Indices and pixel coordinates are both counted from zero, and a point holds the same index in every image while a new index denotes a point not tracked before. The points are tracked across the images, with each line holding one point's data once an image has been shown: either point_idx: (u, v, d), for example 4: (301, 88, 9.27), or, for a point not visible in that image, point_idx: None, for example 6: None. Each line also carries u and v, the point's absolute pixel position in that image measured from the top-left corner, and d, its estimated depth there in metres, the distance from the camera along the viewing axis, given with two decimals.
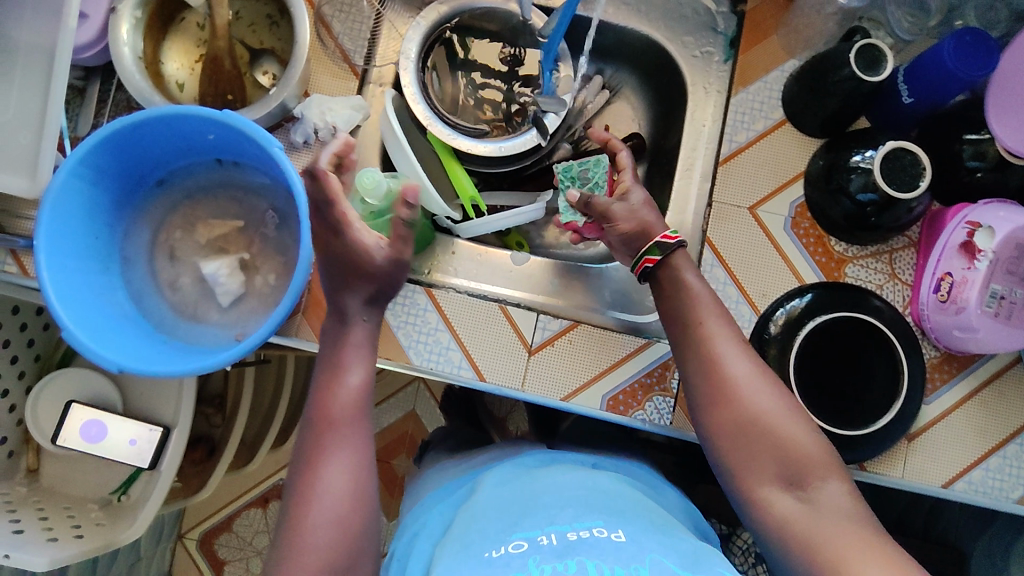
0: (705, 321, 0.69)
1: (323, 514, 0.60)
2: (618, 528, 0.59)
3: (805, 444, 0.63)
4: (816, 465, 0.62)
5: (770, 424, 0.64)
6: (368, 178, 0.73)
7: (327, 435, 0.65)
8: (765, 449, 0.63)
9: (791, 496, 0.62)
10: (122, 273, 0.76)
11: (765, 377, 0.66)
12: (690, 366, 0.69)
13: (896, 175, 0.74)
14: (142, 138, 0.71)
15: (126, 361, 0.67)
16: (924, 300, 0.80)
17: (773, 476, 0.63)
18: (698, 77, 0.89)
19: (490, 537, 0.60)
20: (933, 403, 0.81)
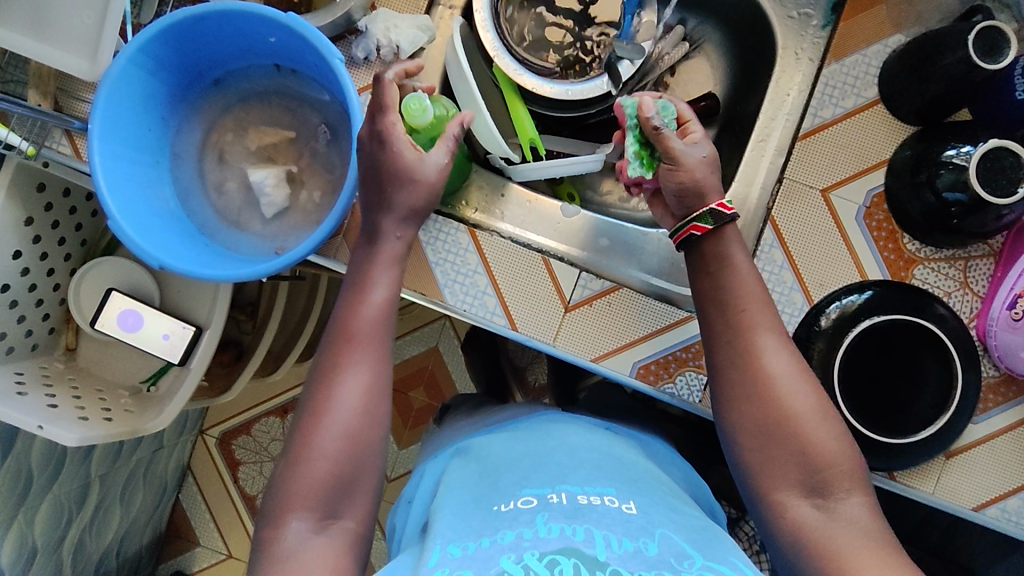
0: (750, 305, 0.66)
1: (328, 444, 0.60)
2: (629, 500, 0.57)
3: (827, 448, 0.62)
4: (843, 475, 0.61)
5: (802, 425, 0.62)
6: (414, 103, 0.66)
7: (347, 364, 0.62)
8: (790, 450, 0.62)
9: (810, 502, 0.61)
10: (172, 169, 0.75)
11: (805, 378, 0.64)
12: (721, 356, 0.66)
13: (993, 177, 0.68)
14: (203, 32, 0.68)
15: (166, 258, 0.66)
16: (993, 314, 0.74)
17: (796, 482, 0.61)
18: (791, 40, 0.82)
19: (500, 493, 0.59)
20: (980, 423, 0.76)
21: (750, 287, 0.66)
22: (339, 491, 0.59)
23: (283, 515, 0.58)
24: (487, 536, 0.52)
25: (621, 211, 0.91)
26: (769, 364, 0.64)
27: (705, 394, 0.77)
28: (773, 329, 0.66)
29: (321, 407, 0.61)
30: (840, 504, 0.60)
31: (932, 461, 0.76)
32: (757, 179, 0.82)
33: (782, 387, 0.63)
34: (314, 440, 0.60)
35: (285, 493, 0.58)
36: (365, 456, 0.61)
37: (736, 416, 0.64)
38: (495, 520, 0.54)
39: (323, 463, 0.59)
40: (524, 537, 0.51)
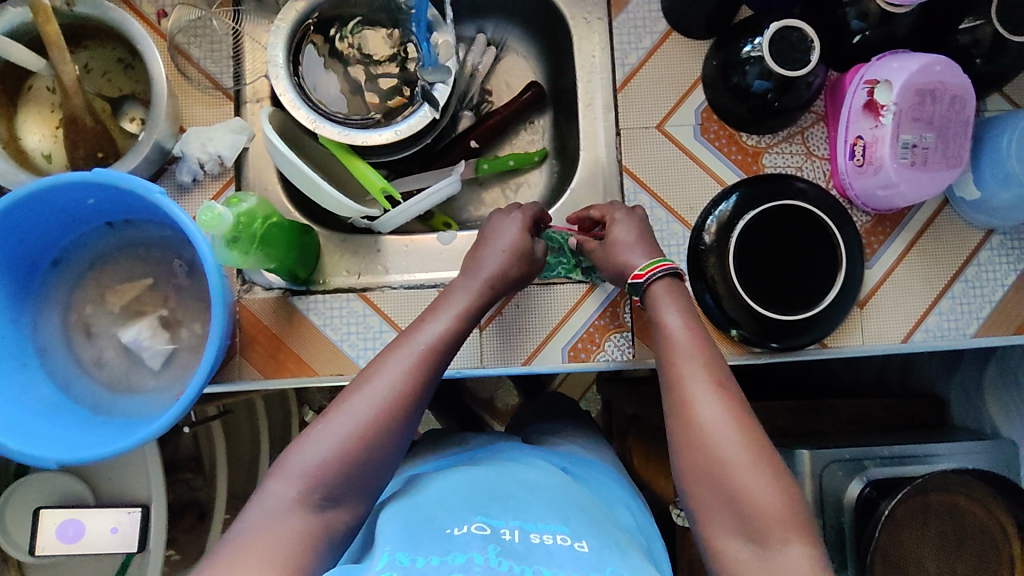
0: (678, 359, 0.63)
1: (348, 424, 0.59)
2: (582, 537, 0.57)
3: (763, 498, 0.55)
4: (777, 523, 0.55)
5: (735, 474, 0.56)
6: (207, 212, 0.61)
7: (393, 362, 0.62)
8: (723, 497, 0.57)
9: (745, 543, 0.55)
10: (42, 364, 0.71)
11: (743, 428, 0.58)
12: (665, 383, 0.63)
13: (787, 54, 0.74)
14: (17, 222, 0.66)
15: (64, 455, 0.63)
16: (843, 168, 0.80)
17: (733, 527, 0.56)
18: (577, 9, 0.86)
19: (451, 515, 0.58)
20: (875, 266, 0.83)
21: (675, 343, 0.64)
22: (339, 476, 0.58)
23: (276, 474, 0.57)
24: (438, 555, 0.53)
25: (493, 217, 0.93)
26: (701, 413, 0.59)
27: (636, 347, 0.80)
28: (706, 373, 0.61)
29: (353, 391, 0.61)
30: (778, 553, 0.54)
31: (851, 314, 0.82)
32: (600, 140, 0.86)
33: (734, 417, 0.59)
34: (336, 416, 0.59)
35: (291, 455, 0.58)
36: (379, 453, 0.60)
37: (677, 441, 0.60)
38: (447, 543, 0.54)
39: (330, 443, 0.58)
40: (474, 562, 0.52)
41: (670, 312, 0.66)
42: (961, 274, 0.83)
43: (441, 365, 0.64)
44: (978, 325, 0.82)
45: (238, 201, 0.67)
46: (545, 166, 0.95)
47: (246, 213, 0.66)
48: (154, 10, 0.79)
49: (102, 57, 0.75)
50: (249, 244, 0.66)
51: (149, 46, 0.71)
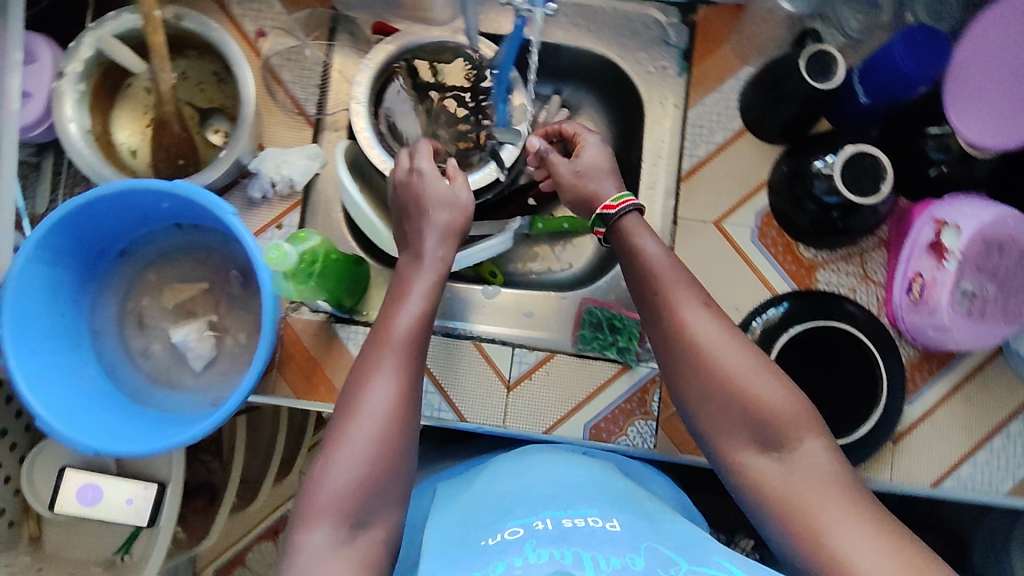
0: (669, 287, 0.65)
1: (356, 465, 0.57)
2: (612, 517, 0.57)
3: (774, 401, 0.59)
4: (792, 422, 0.59)
5: (737, 384, 0.60)
6: (274, 251, 0.64)
7: (379, 370, 0.61)
8: (732, 409, 0.60)
9: (768, 456, 0.59)
10: (94, 346, 0.75)
11: (735, 338, 0.62)
12: (652, 328, 0.66)
13: (860, 179, 0.74)
14: (97, 213, 0.70)
15: (99, 442, 0.65)
16: (897, 300, 0.78)
17: (749, 440, 0.60)
18: (655, 92, 0.86)
19: (490, 522, 0.58)
20: (915, 402, 0.81)
21: (660, 270, 0.66)
22: (366, 497, 0.57)
23: (305, 524, 0.56)
24: (482, 565, 0.52)
25: (539, 274, 0.95)
26: (694, 330, 0.62)
27: (658, 438, 0.79)
28: (693, 294, 0.64)
29: (348, 418, 0.59)
30: (797, 453, 0.58)
31: (882, 449, 0.79)
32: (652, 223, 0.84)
33: (720, 321, 0.63)
34: (342, 449, 0.58)
35: (312, 495, 0.57)
36: (393, 462, 0.59)
37: (679, 379, 0.63)
38: (482, 554, 0.54)
39: (345, 476, 0.57)
40: (515, 565, 0.51)
41: (645, 235, 0.69)
42: (1004, 428, 0.80)
43: (420, 357, 0.64)
44: (1013, 485, 0.79)
45: (303, 239, 0.70)
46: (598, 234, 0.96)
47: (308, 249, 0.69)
48: (255, 29, 0.83)
49: (199, 69, 0.79)
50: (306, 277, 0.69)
51: (244, 69, 0.74)
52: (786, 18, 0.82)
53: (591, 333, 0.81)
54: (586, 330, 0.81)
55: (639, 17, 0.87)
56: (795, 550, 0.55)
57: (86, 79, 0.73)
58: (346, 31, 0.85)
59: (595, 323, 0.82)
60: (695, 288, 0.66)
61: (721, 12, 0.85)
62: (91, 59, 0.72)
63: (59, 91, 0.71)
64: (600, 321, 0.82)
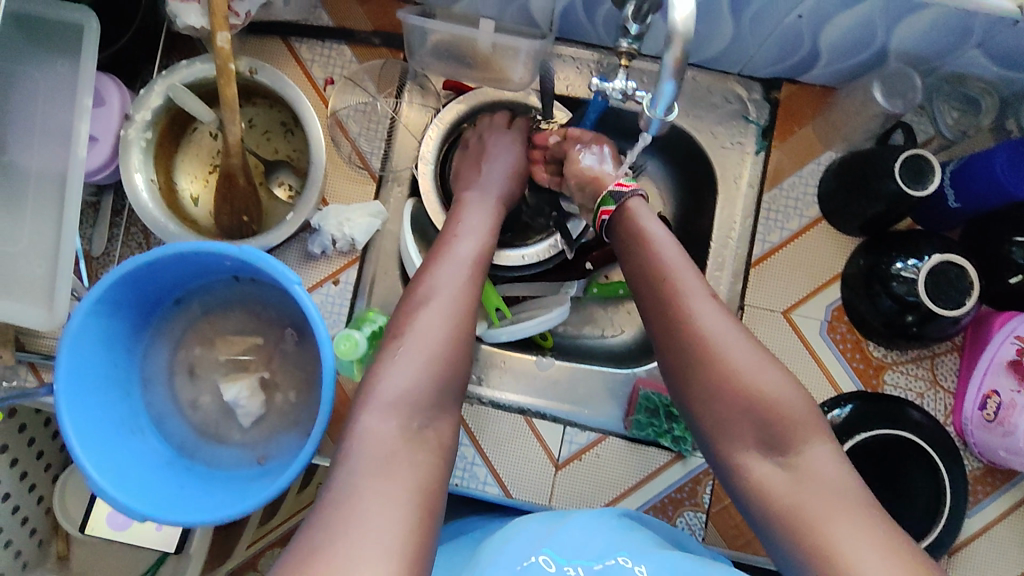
0: (675, 274, 0.62)
1: (426, 342, 0.58)
2: (640, 564, 0.55)
3: (780, 396, 0.56)
4: (800, 425, 0.56)
5: (742, 377, 0.57)
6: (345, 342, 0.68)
7: (440, 278, 0.63)
8: (739, 411, 0.57)
9: (770, 461, 0.55)
10: (144, 396, 0.74)
11: (739, 327, 0.60)
12: (651, 311, 0.63)
13: (942, 289, 0.70)
14: (159, 269, 0.69)
15: (151, 509, 0.64)
16: (968, 414, 0.76)
17: (751, 438, 0.56)
18: (730, 170, 0.83)
19: (521, 543, 0.56)
20: (975, 516, 0.78)
21: (668, 254, 0.63)
22: (427, 403, 0.56)
23: (366, 410, 0.54)
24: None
25: (590, 339, 0.92)
26: (700, 319, 0.59)
27: (708, 531, 0.77)
28: (702, 287, 0.61)
29: (415, 304, 0.61)
30: (801, 455, 0.54)
31: (939, 563, 0.77)
32: None
33: (725, 315, 0.60)
34: (409, 340, 0.58)
35: (377, 393, 0.55)
36: (450, 389, 0.58)
37: (683, 371, 0.59)
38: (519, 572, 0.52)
39: (412, 368, 0.56)
40: None
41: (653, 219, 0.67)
42: None
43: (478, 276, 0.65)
44: None
45: (370, 321, 0.72)
46: None
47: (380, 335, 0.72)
48: (324, 76, 0.81)
49: (267, 117, 0.78)
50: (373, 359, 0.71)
51: (315, 126, 0.72)
52: (879, 116, 0.75)
53: (646, 420, 0.78)
54: (642, 416, 0.78)
55: (718, 89, 0.83)
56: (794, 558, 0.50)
57: (154, 126, 0.71)
58: (416, 84, 0.83)
59: (651, 409, 0.78)
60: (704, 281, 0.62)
61: (805, 93, 0.82)
62: (161, 106, 0.71)
63: (126, 140, 0.69)
64: (657, 408, 0.78)
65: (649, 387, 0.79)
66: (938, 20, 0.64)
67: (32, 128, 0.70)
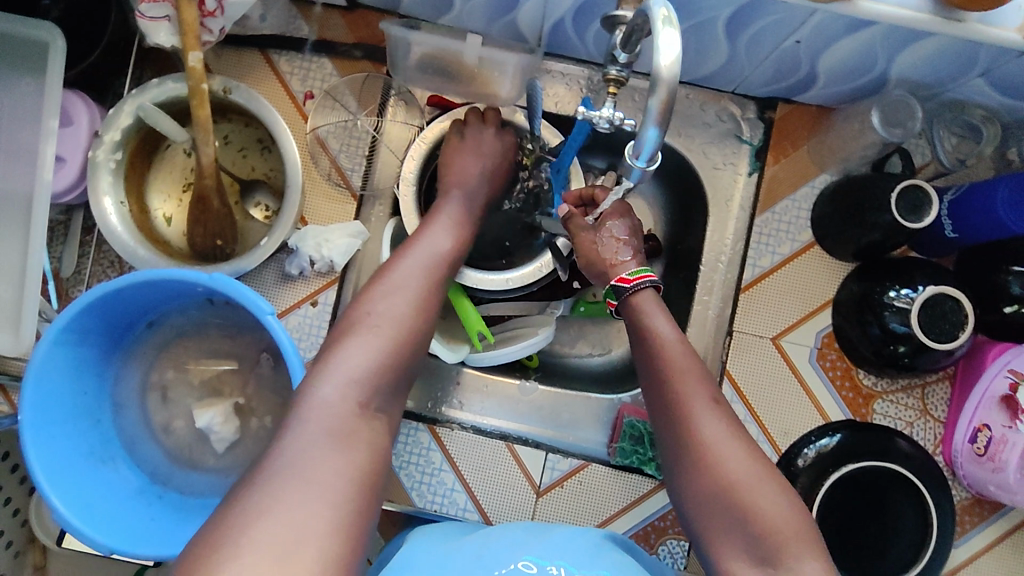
0: (680, 378, 0.62)
1: (386, 319, 0.58)
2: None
3: (774, 514, 0.54)
4: (793, 541, 0.53)
5: (740, 490, 0.55)
6: None
7: (407, 263, 0.65)
8: (731, 517, 0.55)
9: (762, 574, 0.53)
10: (115, 421, 0.72)
11: (742, 439, 0.59)
12: (659, 419, 0.63)
13: (936, 322, 0.69)
14: (128, 295, 0.66)
15: (118, 540, 0.63)
16: (958, 446, 0.75)
17: (744, 551, 0.54)
18: (722, 191, 0.81)
19: (497, 560, 0.54)
20: (960, 546, 0.77)
21: (673, 355, 0.63)
22: (382, 384, 0.55)
23: (320, 376, 0.53)
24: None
25: (575, 359, 0.90)
26: (703, 429, 0.59)
27: (690, 559, 0.76)
28: (707, 392, 0.62)
29: (378, 282, 0.62)
30: (794, 574, 0.51)
31: None
32: (707, 332, 0.80)
33: (730, 426, 0.59)
34: (370, 320, 0.58)
35: (329, 363, 0.55)
36: (406, 371, 0.58)
37: (683, 480, 0.59)
38: None
39: (370, 344, 0.56)
40: None
41: (659, 315, 0.67)
42: None
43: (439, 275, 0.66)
44: None
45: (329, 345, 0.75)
46: None
47: None
48: (303, 90, 0.78)
49: (243, 134, 0.75)
50: None
51: (292, 147, 0.69)
52: (877, 142, 0.73)
53: (629, 447, 0.77)
54: (625, 443, 0.77)
55: (712, 107, 0.81)
56: None
57: (123, 146, 0.68)
58: (399, 99, 0.80)
59: (635, 438, 0.77)
60: (710, 386, 0.63)
61: (801, 113, 0.79)
62: (130, 126, 0.68)
63: (93, 162, 0.66)
64: (640, 437, 0.76)
65: (632, 415, 0.78)
66: (941, 49, 0.61)
67: None
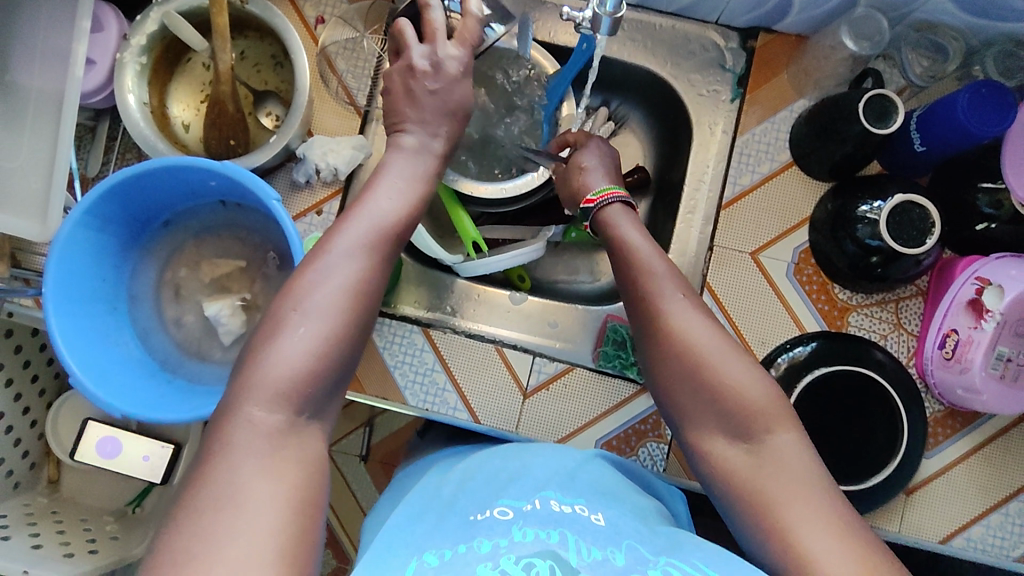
0: (650, 276, 0.64)
1: (314, 314, 0.52)
2: (598, 510, 0.51)
3: (747, 392, 0.55)
4: (762, 413, 0.54)
5: (708, 369, 0.57)
6: None
7: (347, 240, 0.57)
8: (704, 400, 0.56)
9: (736, 446, 0.54)
10: (129, 311, 0.77)
11: (705, 323, 0.60)
12: (633, 314, 0.64)
13: (904, 228, 0.72)
14: (145, 185, 0.72)
15: (129, 407, 0.68)
16: (928, 354, 0.78)
17: (717, 428, 0.55)
18: (705, 116, 0.86)
19: (472, 503, 0.51)
20: (933, 457, 0.80)
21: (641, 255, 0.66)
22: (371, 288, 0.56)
23: (306, 274, 0.54)
24: (462, 542, 0.45)
25: (565, 283, 0.94)
26: (671, 317, 0.60)
27: (670, 462, 0.80)
28: (676, 286, 0.62)
29: (309, 266, 0.55)
30: (767, 445, 0.53)
31: (894, 500, 0.79)
32: (690, 249, 0.85)
33: (697, 311, 0.61)
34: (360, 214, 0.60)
35: (253, 366, 0.50)
36: (369, 315, 0.55)
37: (656, 368, 0.60)
38: (465, 530, 0.47)
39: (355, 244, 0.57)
40: (501, 546, 0.44)
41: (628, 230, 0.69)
42: (1021, 492, 0.79)
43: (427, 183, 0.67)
44: None
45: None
46: None
47: None
48: (315, 15, 0.84)
49: (258, 50, 0.81)
50: None
51: (301, 55, 0.75)
52: (848, 59, 0.77)
53: (613, 351, 0.82)
54: (610, 346, 0.82)
55: (696, 37, 0.86)
56: (753, 531, 0.50)
57: (148, 52, 0.75)
58: None
59: (619, 344, 0.82)
60: (681, 282, 0.63)
61: (782, 41, 0.83)
62: (155, 33, 0.74)
63: (121, 63, 0.73)
64: (622, 341, 0.82)
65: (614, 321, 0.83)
66: None
67: (31, 47, 0.73)
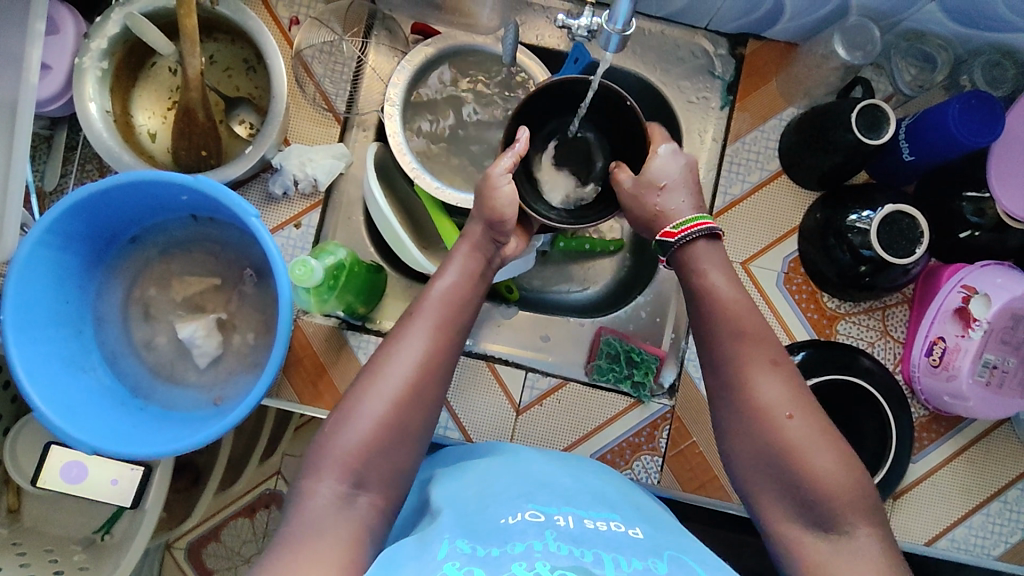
0: (749, 344, 0.58)
1: (375, 404, 0.54)
2: (635, 526, 0.50)
3: (838, 478, 0.52)
4: (851, 506, 0.52)
5: (798, 451, 0.53)
6: (298, 267, 0.64)
7: (408, 335, 0.58)
8: (782, 478, 0.54)
9: (814, 533, 0.52)
10: (96, 335, 0.72)
11: (803, 398, 0.56)
12: (711, 379, 0.60)
13: (895, 239, 0.72)
14: (112, 201, 0.67)
15: (98, 442, 0.63)
16: (915, 361, 0.79)
17: (796, 512, 0.53)
18: (695, 123, 0.85)
19: (502, 505, 0.51)
20: (920, 461, 0.81)
21: (712, 315, 0.61)
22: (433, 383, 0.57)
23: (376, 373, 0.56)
24: (496, 546, 0.45)
25: (555, 293, 0.92)
26: (762, 392, 0.56)
27: (664, 474, 0.79)
28: (768, 355, 0.58)
29: (380, 359, 0.57)
30: (851, 538, 0.51)
31: (883, 505, 0.80)
32: None
33: (792, 386, 0.56)
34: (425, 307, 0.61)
35: (322, 446, 0.53)
36: (428, 404, 0.57)
37: (737, 442, 0.56)
38: (498, 532, 0.47)
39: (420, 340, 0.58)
40: (534, 549, 0.44)
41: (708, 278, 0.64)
42: (1002, 493, 0.81)
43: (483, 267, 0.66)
44: (1005, 550, 0.80)
45: (329, 252, 0.70)
46: (616, 257, 0.93)
47: (339, 263, 0.70)
48: (289, 16, 0.80)
49: (229, 54, 0.77)
50: (326, 291, 0.68)
51: (278, 60, 0.70)
52: (839, 69, 0.77)
53: (608, 366, 0.80)
54: (606, 361, 0.80)
55: (685, 44, 0.85)
56: None
57: (109, 56, 0.70)
58: (383, 28, 0.82)
59: (614, 358, 0.80)
60: (772, 347, 0.59)
61: (771, 48, 0.83)
62: (117, 36, 0.69)
63: (80, 69, 0.67)
64: (615, 355, 0.80)
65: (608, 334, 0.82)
66: None
67: None
